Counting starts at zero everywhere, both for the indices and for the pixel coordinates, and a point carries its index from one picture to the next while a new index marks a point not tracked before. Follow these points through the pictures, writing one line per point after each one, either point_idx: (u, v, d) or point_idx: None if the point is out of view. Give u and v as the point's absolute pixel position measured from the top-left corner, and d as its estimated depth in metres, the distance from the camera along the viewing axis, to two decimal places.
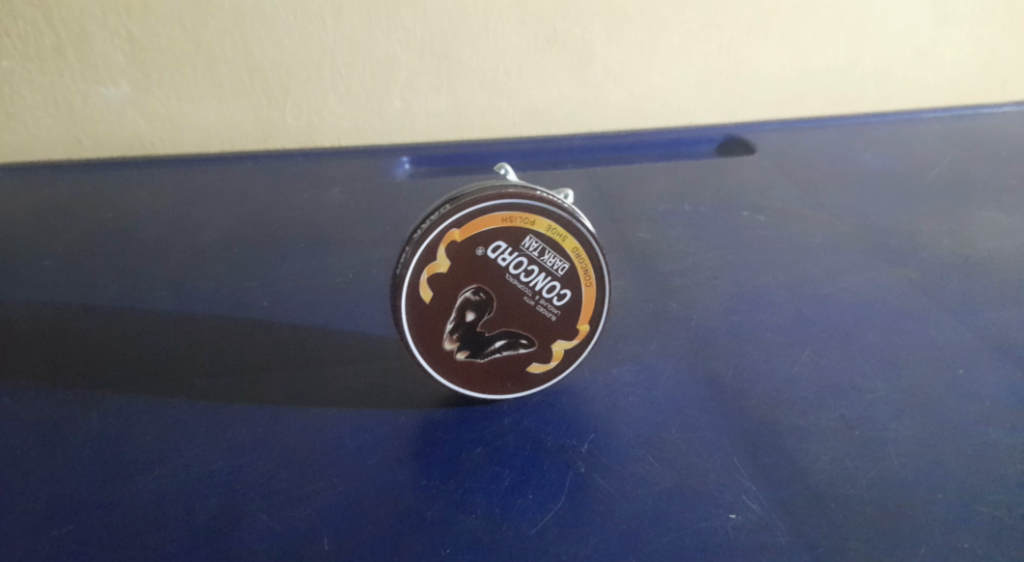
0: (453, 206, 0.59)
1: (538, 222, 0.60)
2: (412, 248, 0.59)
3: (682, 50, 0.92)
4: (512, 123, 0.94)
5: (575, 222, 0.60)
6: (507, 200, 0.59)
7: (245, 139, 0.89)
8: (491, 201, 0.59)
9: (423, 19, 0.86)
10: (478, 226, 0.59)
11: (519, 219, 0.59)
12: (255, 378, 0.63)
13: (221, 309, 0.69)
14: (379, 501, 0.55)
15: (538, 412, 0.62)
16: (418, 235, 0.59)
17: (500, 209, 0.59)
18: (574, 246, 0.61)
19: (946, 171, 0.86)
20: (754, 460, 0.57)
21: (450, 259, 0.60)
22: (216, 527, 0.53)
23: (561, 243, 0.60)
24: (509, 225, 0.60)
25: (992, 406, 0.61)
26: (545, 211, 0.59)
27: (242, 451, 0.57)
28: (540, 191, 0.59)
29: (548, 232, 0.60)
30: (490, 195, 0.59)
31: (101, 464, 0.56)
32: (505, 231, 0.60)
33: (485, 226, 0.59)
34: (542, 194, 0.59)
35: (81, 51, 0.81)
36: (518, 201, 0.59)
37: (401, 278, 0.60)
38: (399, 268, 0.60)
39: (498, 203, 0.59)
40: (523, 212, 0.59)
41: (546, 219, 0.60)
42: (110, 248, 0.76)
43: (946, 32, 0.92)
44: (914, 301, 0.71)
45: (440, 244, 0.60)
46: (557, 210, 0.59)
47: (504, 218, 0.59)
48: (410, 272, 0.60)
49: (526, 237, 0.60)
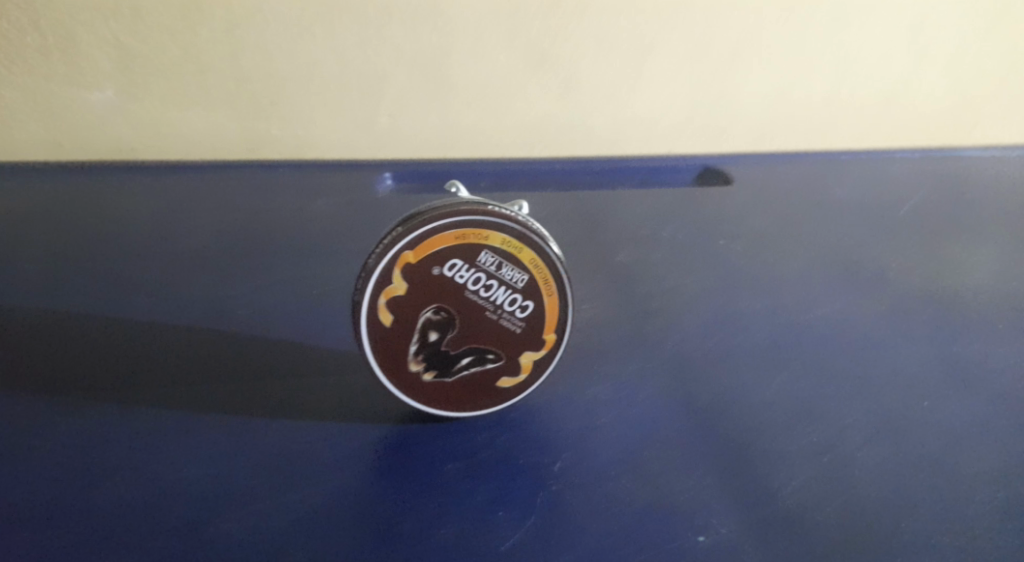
0: (403, 227, 0.52)
1: (491, 237, 0.53)
2: (366, 273, 0.52)
3: (667, 80, 0.89)
4: (497, 142, 0.90)
5: (528, 233, 0.53)
6: (456, 218, 0.52)
7: (229, 147, 0.86)
8: (442, 219, 0.52)
9: (412, 36, 0.82)
10: (432, 245, 0.52)
11: (472, 235, 0.52)
12: (181, 387, 0.55)
13: (164, 313, 0.62)
14: (301, 512, 0.48)
15: (508, 428, 0.54)
16: (373, 258, 0.52)
17: (451, 226, 0.52)
18: (532, 258, 0.53)
19: (919, 208, 0.85)
20: (729, 492, 0.51)
21: (407, 280, 0.53)
22: (165, 543, 0.46)
23: (518, 255, 0.53)
24: (464, 242, 0.52)
25: (961, 438, 0.56)
26: (496, 225, 0.52)
27: (154, 464, 0.50)
28: (491, 205, 0.52)
29: (503, 246, 0.53)
30: (441, 212, 0.52)
31: (14, 478, 0.49)
32: (460, 248, 0.53)
33: (437, 247, 0.52)
34: (494, 209, 0.52)
35: (68, 55, 0.78)
36: (468, 218, 0.52)
37: (358, 306, 0.53)
38: (355, 293, 0.53)
39: (446, 221, 0.52)
40: (473, 227, 0.52)
41: (500, 234, 0.53)
42: (80, 249, 0.70)
43: (922, 72, 0.92)
44: (883, 331, 0.65)
45: (394, 267, 0.52)
46: (508, 223, 0.52)
47: (457, 236, 0.52)
48: (368, 297, 0.53)
49: (481, 252, 0.53)
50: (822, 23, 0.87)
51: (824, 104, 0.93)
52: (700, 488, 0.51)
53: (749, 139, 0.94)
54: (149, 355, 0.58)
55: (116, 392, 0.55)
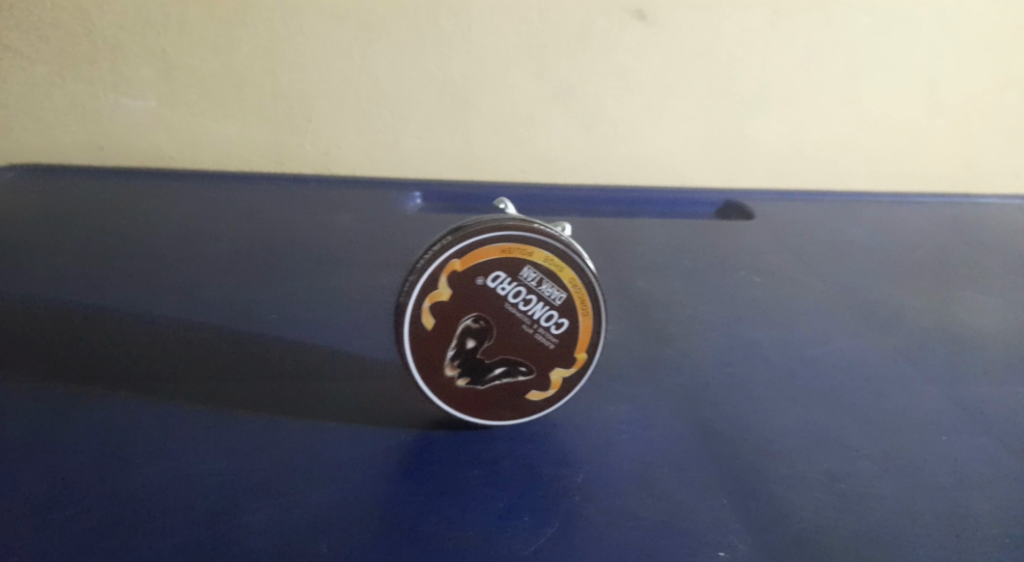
0: (453, 236, 0.53)
1: (535, 254, 0.54)
2: (413, 277, 0.54)
3: (688, 117, 0.91)
4: (520, 169, 0.92)
5: (571, 252, 0.54)
6: (504, 232, 0.54)
7: (262, 161, 0.88)
8: (490, 232, 0.54)
9: (444, 63, 0.85)
10: (477, 256, 0.54)
11: (517, 249, 0.54)
12: (211, 385, 0.57)
13: (196, 314, 0.64)
14: (326, 510, 0.49)
15: (528, 441, 0.55)
16: (420, 262, 0.54)
17: (499, 239, 0.54)
18: (571, 277, 0.55)
19: (935, 251, 0.86)
20: (744, 512, 0.51)
21: (451, 288, 0.54)
22: (192, 533, 0.47)
23: (559, 274, 0.55)
24: (508, 256, 0.54)
25: (975, 473, 0.56)
26: (541, 242, 0.54)
27: (183, 456, 0.51)
28: (538, 222, 0.54)
29: (546, 263, 0.54)
30: (489, 226, 0.53)
31: (48, 462, 0.50)
32: (505, 261, 0.54)
33: (483, 258, 0.54)
34: (541, 227, 0.54)
35: (115, 64, 0.81)
36: (514, 233, 0.54)
37: (402, 307, 0.54)
38: (400, 296, 0.55)
39: (494, 234, 0.54)
40: (519, 242, 0.54)
41: (543, 251, 0.54)
42: (115, 250, 0.73)
43: (937, 122, 0.94)
44: (897, 368, 0.66)
45: (441, 274, 0.54)
46: (552, 241, 0.54)
47: (502, 249, 0.54)
48: (413, 300, 0.54)
49: (524, 267, 0.54)
50: (840, 70, 0.90)
51: (841, 147, 0.95)
52: (716, 507, 0.51)
53: (767, 178, 0.96)
54: (181, 354, 0.59)
55: (148, 387, 0.56)
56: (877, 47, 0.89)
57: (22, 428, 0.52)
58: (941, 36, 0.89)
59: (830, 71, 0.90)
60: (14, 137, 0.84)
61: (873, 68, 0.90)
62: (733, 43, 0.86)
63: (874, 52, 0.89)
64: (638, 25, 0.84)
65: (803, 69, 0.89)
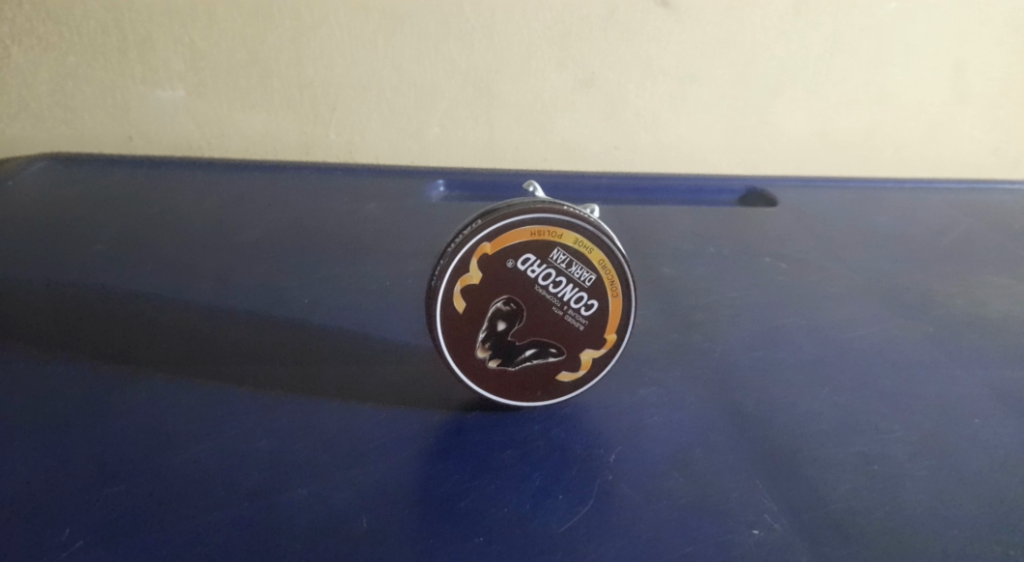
0: (484, 219, 0.53)
1: (566, 236, 0.54)
2: (444, 259, 0.54)
3: (712, 104, 0.91)
4: (543, 157, 0.92)
5: (601, 234, 0.54)
6: (534, 215, 0.53)
7: (287, 150, 0.89)
8: (522, 215, 0.53)
9: (467, 51, 0.85)
10: (507, 240, 0.54)
11: (548, 232, 0.54)
12: (244, 368, 0.57)
13: (229, 299, 0.65)
14: (364, 489, 0.50)
15: (560, 422, 0.56)
16: (451, 246, 0.54)
17: (530, 222, 0.54)
18: (601, 258, 0.55)
19: (962, 238, 0.85)
20: (778, 493, 0.52)
21: (482, 271, 0.54)
22: (236, 511, 0.48)
23: (588, 255, 0.55)
24: (539, 238, 0.54)
25: (1006, 455, 0.56)
26: (570, 224, 0.54)
27: (221, 436, 0.52)
28: (568, 205, 0.54)
29: (575, 245, 0.54)
30: (520, 209, 0.53)
31: (93, 447, 0.51)
32: (536, 244, 0.54)
33: (514, 241, 0.54)
34: (571, 209, 0.54)
35: (143, 55, 0.82)
36: (545, 216, 0.53)
37: (434, 290, 0.54)
38: (432, 279, 0.55)
39: (525, 216, 0.53)
40: (548, 225, 0.54)
41: (573, 233, 0.54)
42: (147, 238, 0.73)
43: (962, 108, 0.94)
44: (927, 353, 0.66)
45: (472, 258, 0.54)
46: (582, 224, 0.54)
47: (532, 231, 0.54)
48: (444, 283, 0.54)
49: (553, 250, 0.54)
50: (863, 58, 0.89)
51: (862, 136, 0.95)
52: (749, 487, 0.52)
53: (790, 167, 0.96)
54: (215, 340, 0.60)
55: (185, 369, 0.57)
56: (902, 33, 0.88)
57: (66, 412, 0.53)
58: (965, 21, 0.88)
59: (855, 57, 0.89)
60: (44, 128, 0.85)
61: (898, 53, 0.90)
62: (756, 29, 0.86)
63: (898, 38, 0.89)
64: (661, 12, 0.84)
65: (827, 55, 0.89)
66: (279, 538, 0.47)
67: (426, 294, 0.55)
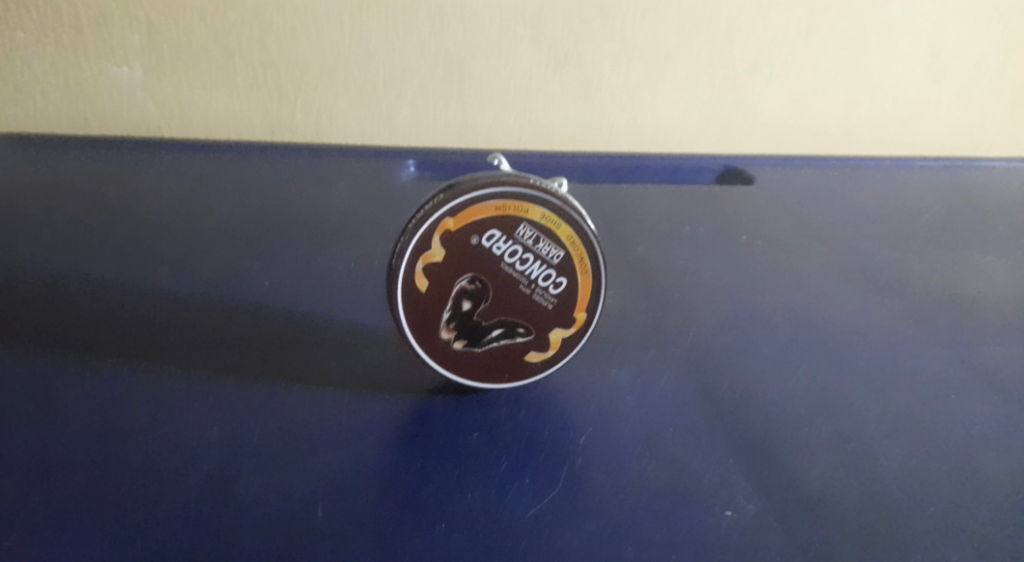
0: (447, 193, 0.51)
1: (532, 211, 0.52)
2: (406, 236, 0.52)
3: (688, 83, 0.89)
4: (518, 139, 0.90)
5: (569, 209, 0.52)
6: (499, 189, 0.52)
7: (252, 131, 0.86)
8: (486, 190, 0.52)
9: (437, 29, 0.82)
10: (471, 216, 0.52)
11: (514, 206, 0.52)
12: (200, 353, 0.55)
13: (187, 283, 0.63)
14: (323, 476, 0.48)
15: (529, 404, 0.54)
16: (413, 222, 0.52)
17: (494, 196, 0.52)
18: (569, 234, 0.53)
19: (941, 217, 0.84)
20: (751, 473, 0.50)
21: (445, 248, 0.53)
22: (187, 501, 0.46)
23: (556, 231, 0.53)
24: (504, 213, 0.52)
25: (982, 432, 0.55)
26: (537, 199, 0.52)
27: (173, 425, 0.50)
28: (534, 178, 0.52)
29: (542, 220, 0.52)
30: (484, 183, 0.51)
31: (37, 436, 0.49)
32: (501, 220, 0.52)
33: (479, 216, 0.52)
34: (538, 183, 0.52)
35: (98, 32, 0.79)
36: (510, 189, 0.52)
37: (395, 268, 0.53)
38: (393, 257, 0.53)
39: (489, 190, 0.52)
40: (514, 199, 0.52)
41: (540, 208, 0.52)
42: (102, 221, 0.71)
43: (940, 87, 0.93)
44: (905, 331, 0.64)
45: (434, 234, 0.52)
46: (549, 198, 0.52)
47: (496, 206, 0.52)
48: (406, 260, 0.53)
49: (520, 225, 0.52)
50: (842, 37, 0.88)
51: (840, 115, 0.93)
52: (723, 469, 0.50)
53: (768, 146, 0.94)
54: (170, 324, 0.58)
55: (138, 355, 0.55)
56: (881, 10, 0.87)
57: (11, 401, 0.51)
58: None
59: (834, 35, 0.88)
60: None
61: (877, 32, 0.88)
62: (734, 7, 0.84)
63: (878, 15, 0.87)
64: None
65: (806, 33, 0.87)
66: (232, 529, 0.45)
67: (388, 273, 0.53)
